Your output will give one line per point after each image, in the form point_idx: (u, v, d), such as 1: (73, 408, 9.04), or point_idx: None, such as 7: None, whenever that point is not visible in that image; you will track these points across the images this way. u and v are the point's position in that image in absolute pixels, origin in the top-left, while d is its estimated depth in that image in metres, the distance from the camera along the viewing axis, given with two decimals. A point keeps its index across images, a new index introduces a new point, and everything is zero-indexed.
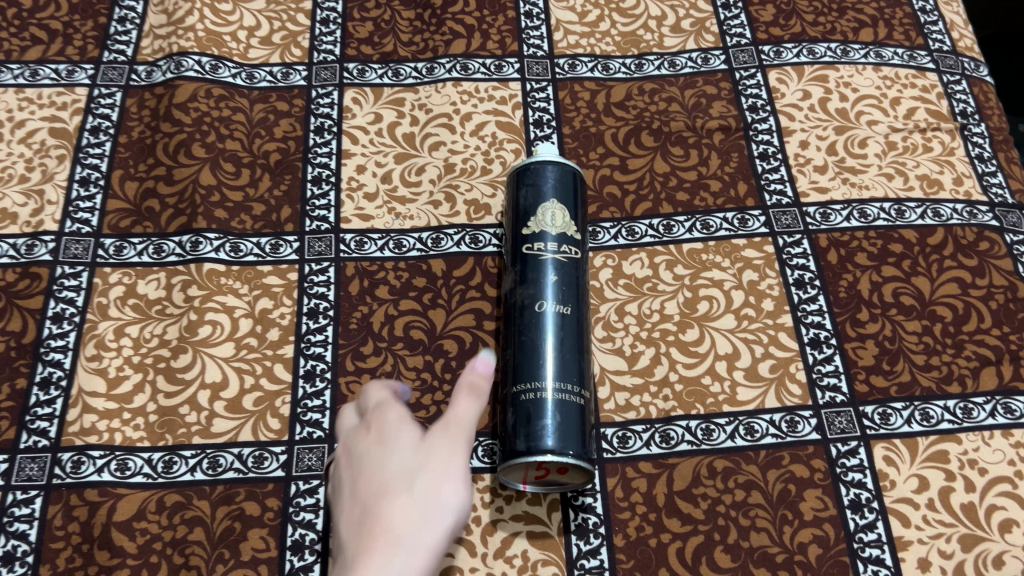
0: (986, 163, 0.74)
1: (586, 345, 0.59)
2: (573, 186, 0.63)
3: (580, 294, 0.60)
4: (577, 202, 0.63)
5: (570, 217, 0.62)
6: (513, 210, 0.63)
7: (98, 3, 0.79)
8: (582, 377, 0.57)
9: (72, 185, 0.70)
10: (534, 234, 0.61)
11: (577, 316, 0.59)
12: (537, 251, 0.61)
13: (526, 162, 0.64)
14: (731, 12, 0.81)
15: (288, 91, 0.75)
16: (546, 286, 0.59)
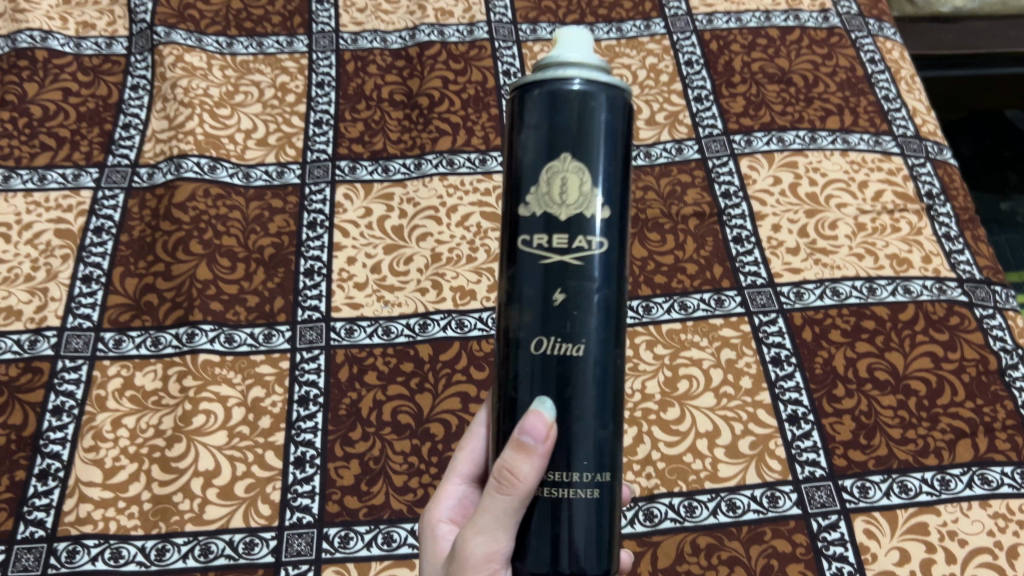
0: (953, 241, 0.77)
1: (608, 406, 0.38)
2: (609, 121, 0.37)
3: (606, 321, 0.38)
4: (609, 152, 0.38)
5: (595, 180, 0.37)
6: (511, 168, 0.39)
7: (105, 112, 0.84)
8: (598, 460, 0.38)
9: (74, 283, 0.73)
10: (537, 212, 0.38)
11: (597, 355, 0.38)
12: (539, 242, 0.38)
13: (539, 74, 0.37)
14: (703, 105, 0.86)
15: (283, 188, 0.79)
16: (551, 311, 0.38)
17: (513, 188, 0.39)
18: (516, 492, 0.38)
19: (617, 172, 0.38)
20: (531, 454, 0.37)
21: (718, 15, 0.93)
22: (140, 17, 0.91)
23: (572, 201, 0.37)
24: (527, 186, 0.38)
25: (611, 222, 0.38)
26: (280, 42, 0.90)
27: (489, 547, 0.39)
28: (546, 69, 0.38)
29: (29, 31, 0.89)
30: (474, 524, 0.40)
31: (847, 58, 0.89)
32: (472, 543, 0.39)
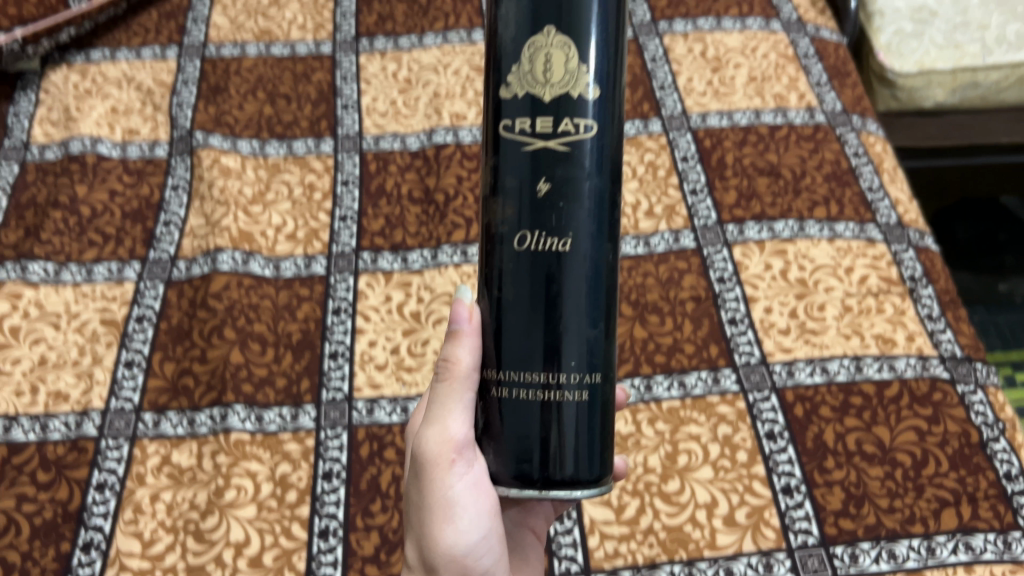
0: (935, 321, 0.82)
1: (594, 294, 0.44)
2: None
3: (592, 206, 0.43)
4: (593, 31, 0.42)
5: (581, 59, 0.42)
6: (496, 44, 0.43)
7: (147, 210, 0.92)
8: (583, 347, 0.44)
9: (117, 367, 0.79)
10: (522, 94, 0.43)
11: (580, 242, 0.43)
12: (524, 121, 0.43)
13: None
14: (698, 197, 0.92)
15: (310, 278, 0.86)
16: (537, 200, 0.43)
17: (498, 68, 0.43)
18: (458, 376, 0.46)
19: (604, 51, 0.42)
20: (464, 339, 0.46)
21: (711, 115, 1.00)
22: (181, 123, 1.00)
23: (557, 81, 0.42)
24: (512, 66, 0.43)
25: (595, 104, 0.43)
26: (308, 144, 0.98)
27: (442, 436, 0.48)
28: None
29: (81, 138, 0.97)
30: (430, 419, 0.49)
31: (832, 152, 0.96)
32: (430, 427, 0.49)
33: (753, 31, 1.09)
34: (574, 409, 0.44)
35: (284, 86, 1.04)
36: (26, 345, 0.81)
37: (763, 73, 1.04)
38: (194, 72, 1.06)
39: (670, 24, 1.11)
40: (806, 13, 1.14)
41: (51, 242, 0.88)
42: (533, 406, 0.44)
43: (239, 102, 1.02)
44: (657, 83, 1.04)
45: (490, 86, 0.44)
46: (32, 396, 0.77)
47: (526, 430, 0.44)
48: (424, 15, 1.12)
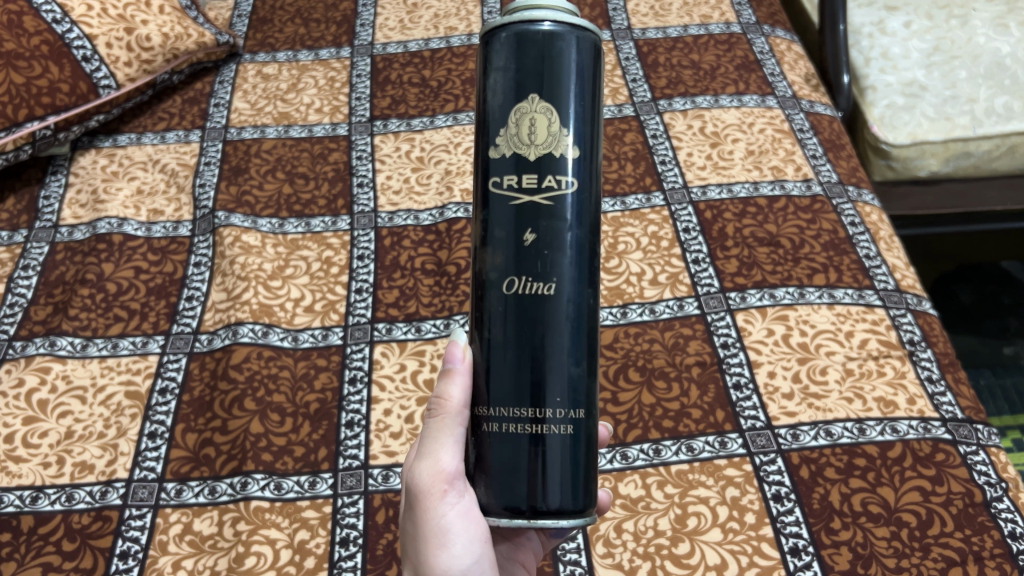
0: (935, 383, 0.84)
1: (576, 336, 0.49)
2: (574, 61, 0.47)
3: (572, 255, 0.48)
4: (573, 97, 0.47)
5: (563, 123, 0.47)
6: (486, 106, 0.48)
7: (171, 286, 0.96)
8: (567, 385, 0.49)
9: (141, 438, 0.82)
10: (509, 152, 0.47)
11: (563, 289, 0.48)
12: (511, 177, 0.48)
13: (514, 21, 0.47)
14: (701, 266, 0.96)
15: (327, 349, 0.89)
16: (522, 250, 0.48)
17: (486, 129, 0.48)
18: (447, 410, 0.51)
19: (582, 117, 0.48)
20: (454, 374, 0.51)
21: (711, 187, 1.04)
22: (203, 203, 1.04)
23: (541, 142, 0.47)
24: (500, 129, 0.48)
25: (575, 163, 0.48)
26: (326, 221, 1.02)
27: (434, 466, 0.53)
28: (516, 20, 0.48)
29: (108, 219, 1.02)
30: (423, 454, 0.53)
31: (829, 222, 0.99)
32: (423, 462, 0.53)
33: (749, 107, 1.14)
34: (557, 438, 0.48)
35: (302, 166, 1.09)
36: (53, 417, 0.83)
37: (761, 147, 1.09)
38: (216, 154, 1.11)
39: (670, 102, 1.16)
40: (801, 89, 1.19)
41: (79, 318, 0.92)
42: (522, 438, 0.48)
43: (259, 182, 1.07)
44: (658, 158, 1.09)
45: (481, 145, 0.49)
46: (59, 467, 0.80)
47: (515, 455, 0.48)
48: (435, 97, 1.18)
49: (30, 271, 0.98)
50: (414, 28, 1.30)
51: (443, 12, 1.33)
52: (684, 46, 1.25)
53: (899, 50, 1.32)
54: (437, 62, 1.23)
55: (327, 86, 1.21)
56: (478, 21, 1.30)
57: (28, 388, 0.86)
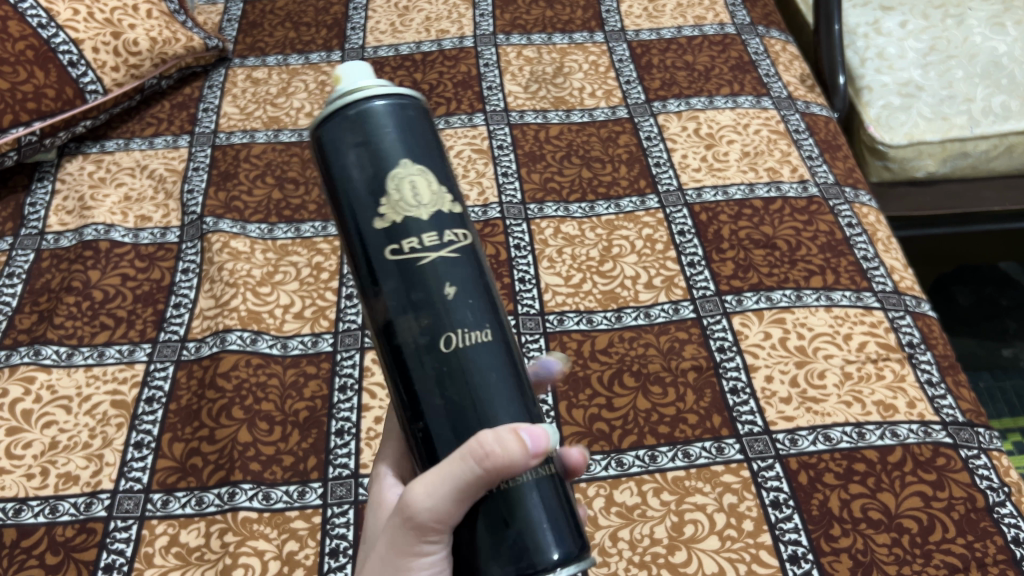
0: (935, 386, 0.83)
1: (449, 361, 0.44)
2: (368, 96, 0.45)
3: (410, 274, 0.44)
4: (376, 113, 0.45)
5: (356, 140, 0.45)
6: (330, 185, 0.46)
7: (158, 293, 0.94)
8: (500, 410, 0.44)
9: (127, 448, 0.80)
10: (388, 222, 0.44)
11: (417, 318, 0.44)
12: (372, 273, 0.45)
13: (327, 108, 0.46)
14: (696, 269, 0.94)
15: (317, 356, 0.87)
16: (366, 270, 0.45)
17: (348, 208, 0.45)
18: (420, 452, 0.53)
19: (392, 130, 0.45)
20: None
21: (706, 190, 1.03)
22: (191, 209, 1.03)
23: (347, 151, 0.45)
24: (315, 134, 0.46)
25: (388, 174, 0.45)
26: (316, 226, 1.01)
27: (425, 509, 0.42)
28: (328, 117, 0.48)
29: (95, 225, 1.00)
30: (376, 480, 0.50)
31: (826, 223, 0.98)
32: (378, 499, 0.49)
33: (745, 108, 1.13)
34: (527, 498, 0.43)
35: (291, 171, 1.08)
36: (38, 428, 0.82)
37: (756, 148, 1.08)
38: (205, 159, 1.10)
39: (664, 103, 1.15)
40: (796, 90, 1.18)
41: (64, 326, 0.90)
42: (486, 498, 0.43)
43: (249, 187, 1.05)
44: (653, 160, 1.08)
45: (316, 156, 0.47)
46: (43, 479, 0.78)
47: (529, 511, 0.43)
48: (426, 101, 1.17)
49: (14, 280, 0.96)
50: (406, 31, 1.29)
51: (435, 15, 1.32)
52: (678, 47, 1.24)
53: (895, 50, 1.30)
54: (428, 65, 1.22)
55: (317, 90, 1.20)
56: (470, 24, 1.29)
57: (12, 398, 0.84)
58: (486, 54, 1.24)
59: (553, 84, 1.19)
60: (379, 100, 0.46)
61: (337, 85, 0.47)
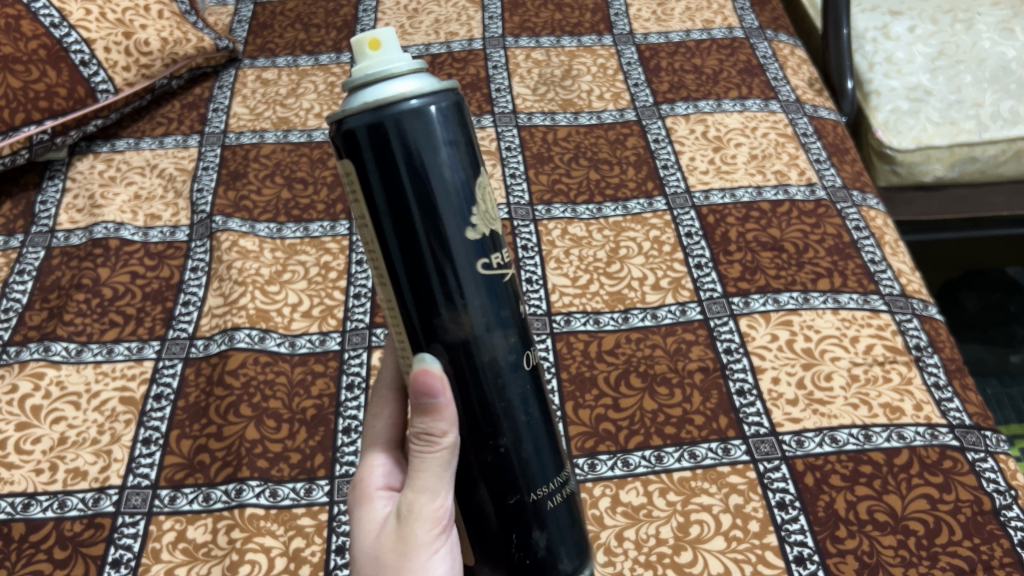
0: (942, 389, 0.83)
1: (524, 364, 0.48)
2: (435, 94, 0.43)
3: (493, 285, 0.46)
4: (445, 110, 0.44)
5: (437, 145, 0.43)
6: (397, 191, 0.43)
7: (167, 291, 0.95)
8: (546, 425, 0.50)
9: (135, 444, 0.81)
10: (478, 233, 0.45)
11: (502, 327, 0.47)
12: (460, 290, 0.45)
13: (385, 100, 0.42)
14: (703, 271, 0.95)
15: (325, 354, 0.88)
16: (449, 285, 0.45)
17: (433, 215, 0.44)
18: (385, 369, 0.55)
19: (459, 134, 0.45)
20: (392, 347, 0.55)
21: (713, 192, 1.03)
22: (201, 208, 1.03)
23: (425, 153, 0.43)
24: (385, 130, 0.42)
25: (467, 184, 0.45)
26: (324, 226, 1.01)
27: (434, 504, 0.49)
28: (355, 88, 0.44)
29: (105, 224, 1.01)
30: (415, 491, 0.49)
31: (833, 226, 0.98)
32: (417, 511, 0.49)
33: (752, 111, 1.13)
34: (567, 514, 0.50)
35: (301, 171, 1.08)
36: (47, 423, 0.82)
37: (764, 151, 1.08)
38: (215, 159, 1.10)
39: (672, 106, 1.15)
40: (804, 93, 1.18)
41: (74, 323, 0.91)
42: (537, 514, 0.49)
43: (258, 187, 1.06)
44: (661, 162, 1.08)
45: (364, 153, 0.43)
46: (51, 474, 0.78)
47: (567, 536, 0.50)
48: None
49: (25, 277, 0.97)
50: (415, 33, 1.30)
51: (444, 17, 1.33)
52: (686, 50, 1.24)
53: (903, 55, 1.31)
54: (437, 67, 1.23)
55: (327, 91, 1.20)
56: (479, 27, 1.30)
57: (21, 394, 0.84)
58: (494, 56, 1.24)
59: (561, 87, 1.19)
60: (444, 96, 0.44)
61: (373, 66, 0.43)
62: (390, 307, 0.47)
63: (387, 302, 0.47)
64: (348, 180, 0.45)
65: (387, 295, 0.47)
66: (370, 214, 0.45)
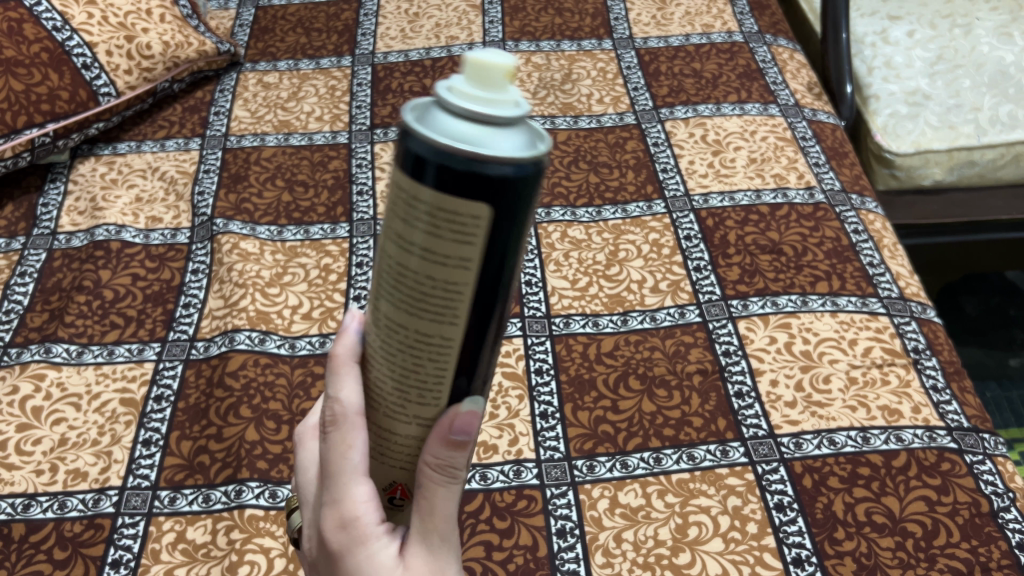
0: (940, 392, 0.83)
1: None
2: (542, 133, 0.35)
3: None
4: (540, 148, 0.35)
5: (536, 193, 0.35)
6: (494, 253, 0.35)
7: (168, 293, 0.95)
8: None
9: (135, 445, 0.81)
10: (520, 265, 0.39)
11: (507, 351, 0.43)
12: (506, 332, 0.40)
13: (518, 152, 0.33)
14: (702, 274, 0.95)
15: (324, 356, 0.88)
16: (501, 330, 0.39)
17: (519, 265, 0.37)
18: (337, 360, 0.43)
19: None
20: (350, 329, 0.43)
21: (712, 195, 1.04)
22: (202, 210, 1.04)
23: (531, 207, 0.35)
24: (508, 193, 0.33)
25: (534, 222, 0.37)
26: (324, 229, 1.02)
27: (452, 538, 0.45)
28: (476, 118, 0.32)
29: (106, 226, 1.01)
30: (436, 529, 0.44)
31: (832, 229, 0.98)
32: (441, 550, 0.44)
33: (751, 115, 1.14)
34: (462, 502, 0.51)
35: (301, 174, 1.09)
36: (47, 425, 0.83)
37: (763, 155, 1.08)
38: (216, 162, 1.11)
39: (671, 110, 1.16)
40: (803, 97, 1.18)
41: (76, 325, 0.91)
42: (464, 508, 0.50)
43: (259, 190, 1.06)
44: (660, 165, 1.08)
45: (471, 210, 0.33)
46: (52, 475, 0.79)
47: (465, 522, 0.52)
48: None
49: (26, 279, 0.97)
50: (415, 37, 1.30)
51: (444, 21, 1.33)
52: (686, 55, 1.25)
53: (902, 59, 1.31)
54: (438, 71, 1.23)
55: (328, 95, 1.21)
56: (479, 31, 1.30)
57: (22, 395, 0.85)
58: None
59: (561, 90, 1.19)
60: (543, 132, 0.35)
61: (510, 99, 0.32)
62: (439, 346, 0.38)
63: (432, 337, 0.37)
64: (432, 212, 0.34)
65: (443, 339, 0.37)
66: (464, 263, 0.35)
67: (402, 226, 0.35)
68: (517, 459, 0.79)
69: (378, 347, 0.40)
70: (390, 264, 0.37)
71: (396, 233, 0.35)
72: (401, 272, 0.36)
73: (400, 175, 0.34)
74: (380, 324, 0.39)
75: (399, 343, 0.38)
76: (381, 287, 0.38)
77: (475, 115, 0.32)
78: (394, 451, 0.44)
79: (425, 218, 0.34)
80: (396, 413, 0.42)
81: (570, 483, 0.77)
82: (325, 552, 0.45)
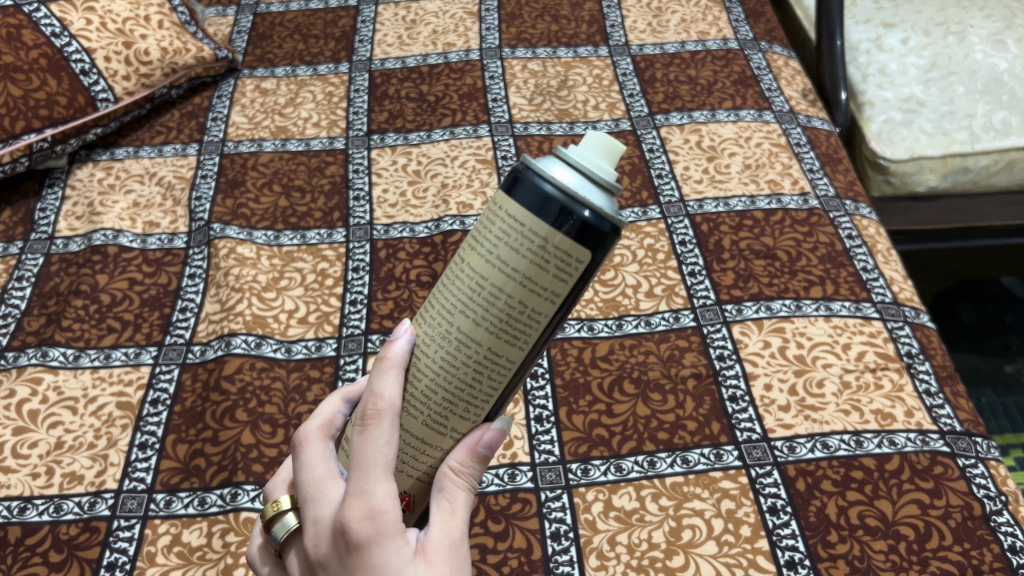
0: (934, 396, 0.83)
1: None
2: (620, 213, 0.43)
3: None
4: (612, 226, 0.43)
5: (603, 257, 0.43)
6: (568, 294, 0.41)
7: (165, 297, 0.95)
8: None
9: (131, 449, 0.81)
10: None
11: None
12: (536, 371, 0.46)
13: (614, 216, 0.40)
14: (696, 278, 0.95)
15: (320, 360, 0.88)
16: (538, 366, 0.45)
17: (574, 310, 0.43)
18: (385, 361, 0.44)
19: None
20: (402, 336, 0.45)
21: (707, 201, 1.04)
22: (199, 216, 1.04)
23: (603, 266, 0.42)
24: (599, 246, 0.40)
25: None
26: (321, 234, 1.02)
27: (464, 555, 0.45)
28: (589, 181, 0.40)
29: (104, 231, 1.02)
30: (454, 540, 0.45)
31: (826, 235, 0.99)
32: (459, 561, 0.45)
33: (746, 122, 1.14)
34: None
35: (298, 179, 1.09)
36: (43, 428, 0.83)
37: (758, 161, 1.09)
38: (213, 167, 1.11)
39: (667, 116, 1.16)
40: (798, 104, 1.19)
41: (72, 329, 0.91)
42: None
43: (256, 195, 1.07)
44: (655, 171, 1.09)
45: (569, 252, 0.40)
46: (47, 478, 0.79)
47: None
48: (432, 112, 1.18)
49: (24, 283, 0.97)
50: (413, 44, 1.31)
51: (442, 28, 1.34)
52: (681, 62, 1.25)
53: (896, 66, 1.32)
54: (435, 78, 1.24)
55: (325, 101, 1.21)
56: (476, 38, 1.31)
57: (19, 398, 0.85)
58: (491, 66, 1.25)
59: (557, 97, 1.20)
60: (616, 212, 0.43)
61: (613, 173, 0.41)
62: (503, 367, 0.43)
63: (499, 356, 0.43)
64: (548, 248, 0.40)
65: (507, 360, 0.43)
66: (553, 297, 0.41)
67: (509, 255, 0.41)
68: (512, 463, 0.79)
69: (436, 359, 0.44)
70: (481, 284, 0.42)
71: (500, 260, 0.41)
72: (494, 293, 0.41)
73: (519, 212, 0.41)
74: (448, 336, 0.43)
75: (467, 358, 0.43)
76: (457, 303, 0.43)
77: (587, 177, 0.40)
78: (415, 459, 0.46)
79: (539, 250, 0.40)
80: (432, 423, 0.45)
81: (565, 486, 0.77)
82: (339, 546, 0.42)
